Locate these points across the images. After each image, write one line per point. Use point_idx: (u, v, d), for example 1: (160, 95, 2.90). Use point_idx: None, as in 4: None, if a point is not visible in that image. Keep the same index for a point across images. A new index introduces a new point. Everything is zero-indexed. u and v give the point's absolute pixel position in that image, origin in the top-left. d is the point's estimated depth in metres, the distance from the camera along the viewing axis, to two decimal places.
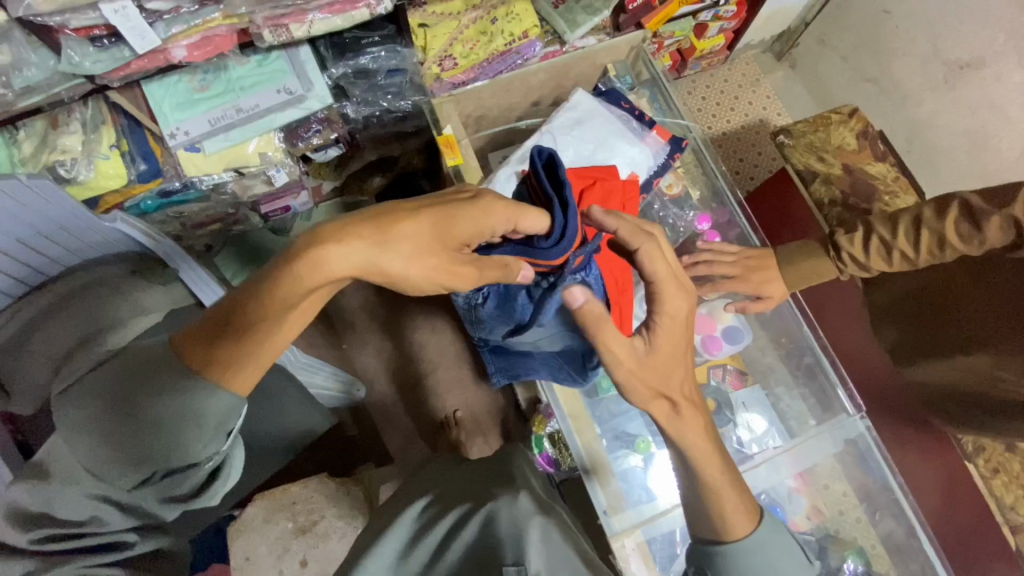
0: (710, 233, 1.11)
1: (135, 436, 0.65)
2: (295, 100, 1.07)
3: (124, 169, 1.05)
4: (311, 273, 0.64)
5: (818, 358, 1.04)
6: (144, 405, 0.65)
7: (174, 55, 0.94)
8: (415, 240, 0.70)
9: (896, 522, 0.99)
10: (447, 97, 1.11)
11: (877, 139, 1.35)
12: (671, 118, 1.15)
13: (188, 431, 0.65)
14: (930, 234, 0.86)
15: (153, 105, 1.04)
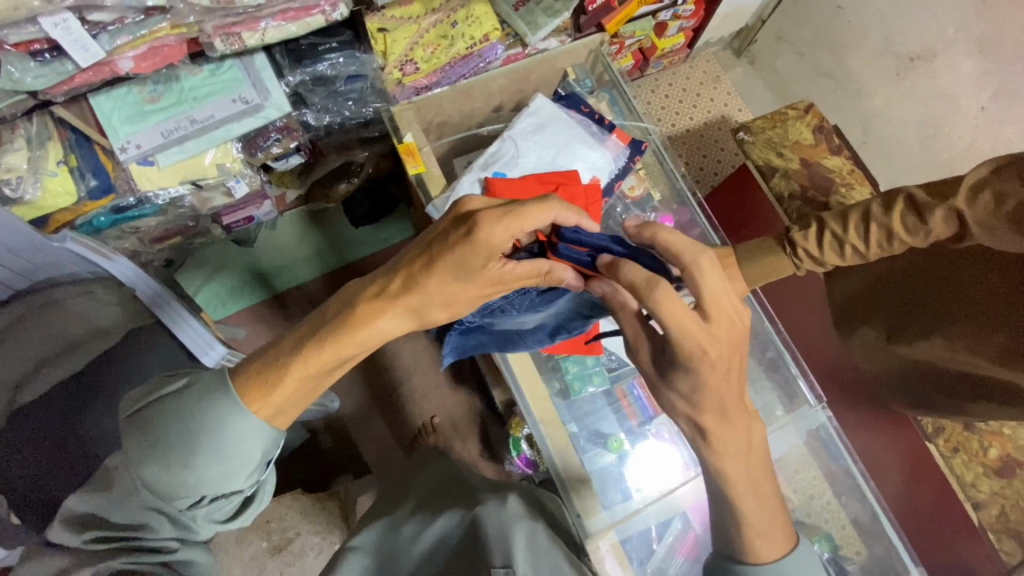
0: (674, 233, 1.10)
1: (188, 463, 0.62)
2: (252, 109, 1.05)
3: (73, 186, 1.01)
4: (355, 334, 0.66)
5: (780, 352, 1.08)
6: (195, 435, 0.62)
7: (121, 67, 0.91)
8: (438, 291, 0.70)
9: (863, 505, 1.03)
10: (407, 104, 1.10)
11: (832, 134, 1.40)
12: (630, 120, 1.17)
13: (235, 463, 0.63)
14: (878, 228, 0.89)
15: (102, 119, 1.00)
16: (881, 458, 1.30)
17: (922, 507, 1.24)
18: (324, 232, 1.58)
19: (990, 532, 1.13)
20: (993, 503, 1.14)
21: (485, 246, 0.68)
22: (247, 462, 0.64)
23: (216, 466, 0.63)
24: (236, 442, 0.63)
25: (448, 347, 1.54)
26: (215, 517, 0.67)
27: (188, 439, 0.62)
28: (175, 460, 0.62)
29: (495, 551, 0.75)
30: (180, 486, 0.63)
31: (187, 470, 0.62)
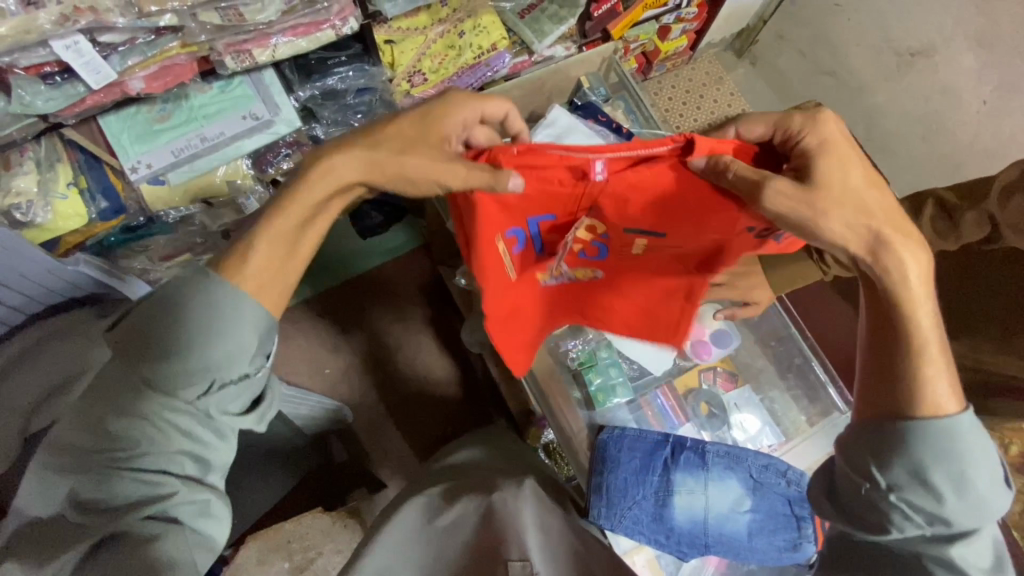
0: None
1: (175, 343, 0.59)
2: (263, 125, 1.04)
3: (84, 208, 1.00)
4: (321, 180, 0.63)
5: (809, 360, 1.09)
6: (165, 323, 0.59)
7: (132, 88, 0.88)
8: (408, 134, 0.66)
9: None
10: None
11: None
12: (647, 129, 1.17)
13: (206, 338, 0.59)
14: (908, 232, 0.91)
15: (111, 139, 0.99)
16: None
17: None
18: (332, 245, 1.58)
19: (1013, 528, 1.14)
20: (1015, 500, 1.15)
21: (483, 111, 0.71)
22: (244, 350, 0.61)
23: (189, 346, 0.59)
24: (220, 315, 0.60)
25: (460, 358, 1.55)
26: (232, 410, 0.63)
27: (173, 310, 0.59)
28: (169, 347, 0.59)
29: (512, 546, 0.73)
30: (183, 373, 0.59)
31: (175, 360, 0.59)
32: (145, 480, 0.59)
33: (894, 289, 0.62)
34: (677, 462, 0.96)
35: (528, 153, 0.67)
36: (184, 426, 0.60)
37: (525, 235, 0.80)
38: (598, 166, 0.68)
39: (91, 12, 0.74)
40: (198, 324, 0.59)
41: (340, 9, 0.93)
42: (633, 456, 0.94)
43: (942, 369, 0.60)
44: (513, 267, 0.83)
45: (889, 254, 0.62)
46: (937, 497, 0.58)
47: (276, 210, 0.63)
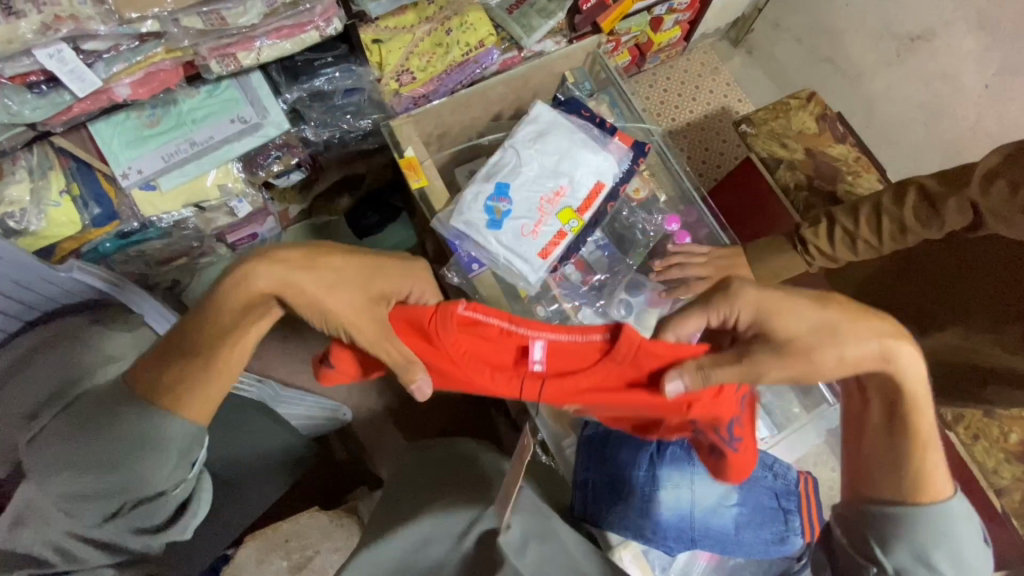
0: (681, 233, 1.11)
1: (111, 437, 0.75)
2: (251, 128, 1.05)
3: (77, 215, 1.01)
4: (236, 291, 0.69)
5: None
6: (121, 422, 0.75)
7: (118, 94, 0.89)
8: (346, 273, 0.71)
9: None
10: (406, 119, 1.11)
11: (836, 121, 1.38)
12: (632, 122, 1.18)
13: (140, 452, 0.75)
14: (890, 223, 0.89)
15: (102, 145, 1.00)
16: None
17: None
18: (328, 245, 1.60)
19: (1015, 518, 1.13)
20: (1015, 489, 1.14)
21: (413, 287, 0.77)
22: (177, 460, 0.77)
23: (131, 456, 0.75)
24: (152, 431, 0.75)
25: None
26: (185, 477, 0.79)
27: (108, 424, 0.76)
28: (113, 465, 0.75)
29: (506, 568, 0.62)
30: (139, 481, 0.76)
31: (143, 458, 0.75)
32: (113, 527, 0.76)
33: (910, 413, 0.68)
34: (664, 459, 0.94)
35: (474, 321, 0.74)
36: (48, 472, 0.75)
37: (458, 401, 0.78)
38: (542, 348, 0.72)
39: (72, 20, 0.75)
40: (141, 429, 0.75)
41: (324, 10, 0.93)
42: (617, 454, 0.92)
43: (931, 450, 0.68)
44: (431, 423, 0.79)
45: (895, 346, 0.65)
46: (941, 573, 0.65)
47: (212, 319, 0.71)
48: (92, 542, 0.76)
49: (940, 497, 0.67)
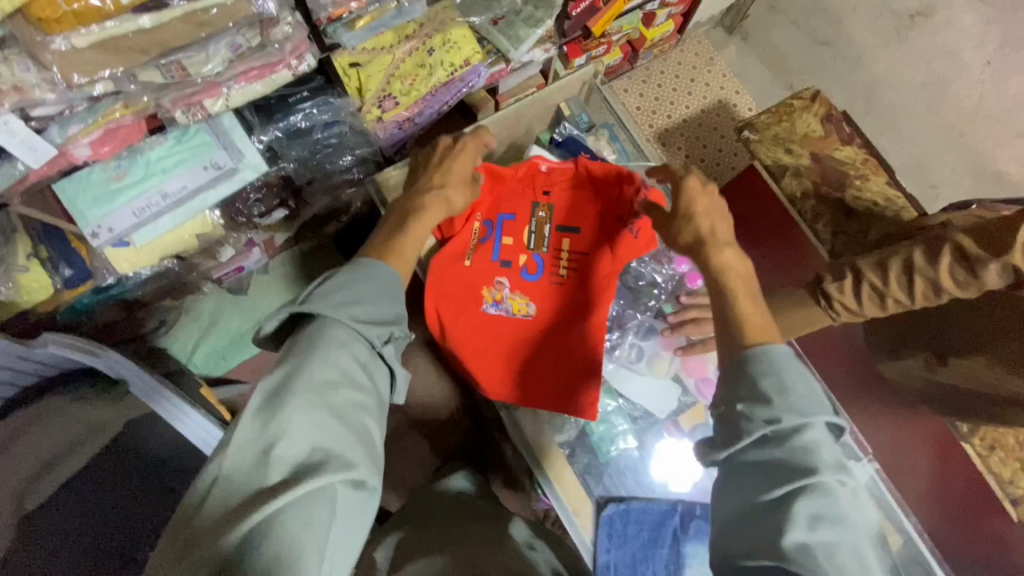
0: (692, 275, 1.07)
1: (321, 387, 0.60)
2: (226, 174, 0.98)
3: (48, 278, 0.96)
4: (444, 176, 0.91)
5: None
6: (311, 368, 0.60)
7: (77, 156, 0.81)
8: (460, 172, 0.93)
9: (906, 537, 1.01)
10: (392, 171, 1.10)
11: (842, 122, 1.32)
12: (636, 159, 1.13)
13: (325, 392, 0.60)
14: (924, 281, 0.86)
15: (67, 204, 0.92)
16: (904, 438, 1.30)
17: (949, 485, 1.23)
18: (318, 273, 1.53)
19: None
20: None
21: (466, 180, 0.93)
22: (332, 422, 0.59)
23: (310, 400, 0.59)
24: (319, 389, 0.60)
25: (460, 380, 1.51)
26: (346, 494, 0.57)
27: (298, 372, 0.60)
28: (293, 406, 0.58)
29: None
30: (287, 426, 0.57)
31: (311, 403, 0.59)
32: (314, 498, 0.54)
33: (721, 276, 0.74)
34: (691, 536, 0.95)
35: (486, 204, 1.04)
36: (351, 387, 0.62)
37: (494, 227, 1.03)
38: (550, 164, 1.04)
39: (15, 92, 0.67)
40: (324, 381, 0.60)
41: (294, 48, 0.85)
42: (640, 530, 0.95)
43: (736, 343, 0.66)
44: (474, 248, 1.02)
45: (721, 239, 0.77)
46: (768, 400, 0.57)
47: (402, 232, 0.81)
48: (232, 495, 0.54)
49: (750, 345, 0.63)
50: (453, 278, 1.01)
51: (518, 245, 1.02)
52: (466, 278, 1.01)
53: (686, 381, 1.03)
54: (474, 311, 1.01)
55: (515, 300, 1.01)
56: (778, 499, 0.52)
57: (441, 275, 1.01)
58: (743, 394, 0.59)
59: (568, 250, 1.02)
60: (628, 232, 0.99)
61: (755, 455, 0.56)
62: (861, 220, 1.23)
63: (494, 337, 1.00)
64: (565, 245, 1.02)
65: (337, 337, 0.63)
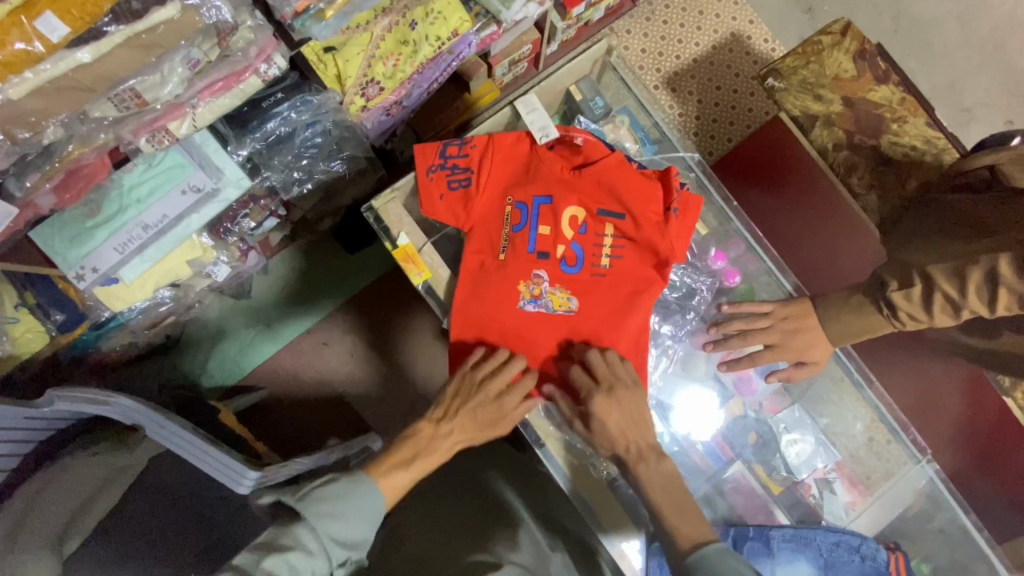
0: (728, 272, 1.01)
1: (337, 505, 0.66)
2: (208, 195, 0.89)
3: (40, 326, 0.91)
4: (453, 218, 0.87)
5: (875, 407, 1.01)
6: (331, 487, 0.67)
7: (43, 205, 0.74)
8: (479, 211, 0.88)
9: (950, 516, 0.97)
10: (390, 194, 0.87)
11: (876, 56, 1.18)
12: (665, 152, 1.03)
13: (337, 514, 0.66)
14: (1010, 294, 0.79)
15: (46, 249, 0.86)
16: (936, 391, 1.26)
17: (980, 430, 1.21)
18: (323, 268, 1.49)
19: None
20: None
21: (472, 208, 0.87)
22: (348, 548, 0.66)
23: (327, 523, 0.65)
24: (349, 507, 0.67)
25: None
26: None
27: (325, 489, 0.67)
28: (329, 515, 0.65)
29: None
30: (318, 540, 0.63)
31: (337, 526, 0.66)
32: None
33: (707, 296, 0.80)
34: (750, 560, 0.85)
35: (520, 193, 0.88)
36: (319, 570, 0.62)
37: (528, 213, 0.88)
38: (585, 138, 0.89)
39: None
40: (347, 499, 0.68)
41: (260, 51, 0.74)
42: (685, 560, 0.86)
43: None
44: (508, 239, 0.87)
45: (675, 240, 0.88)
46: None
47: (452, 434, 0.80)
48: None
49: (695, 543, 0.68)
50: (486, 287, 0.87)
51: (557, 234, 0.88)
52: (500, 272, 0.87)
53: (725, 378, 0.99)
54: (513, 312, 0.87)
55: (555, 295, 0.87)
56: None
57: (471, 272, 0.87)
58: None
59: (610, 236, 0.89)
60: (671, 216, 0.87)
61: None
62: (895, 169, 1.14)
63: (533, 340, 0.87)
64: (607, 231, 0.89)
65: (359, 478, 0.71)
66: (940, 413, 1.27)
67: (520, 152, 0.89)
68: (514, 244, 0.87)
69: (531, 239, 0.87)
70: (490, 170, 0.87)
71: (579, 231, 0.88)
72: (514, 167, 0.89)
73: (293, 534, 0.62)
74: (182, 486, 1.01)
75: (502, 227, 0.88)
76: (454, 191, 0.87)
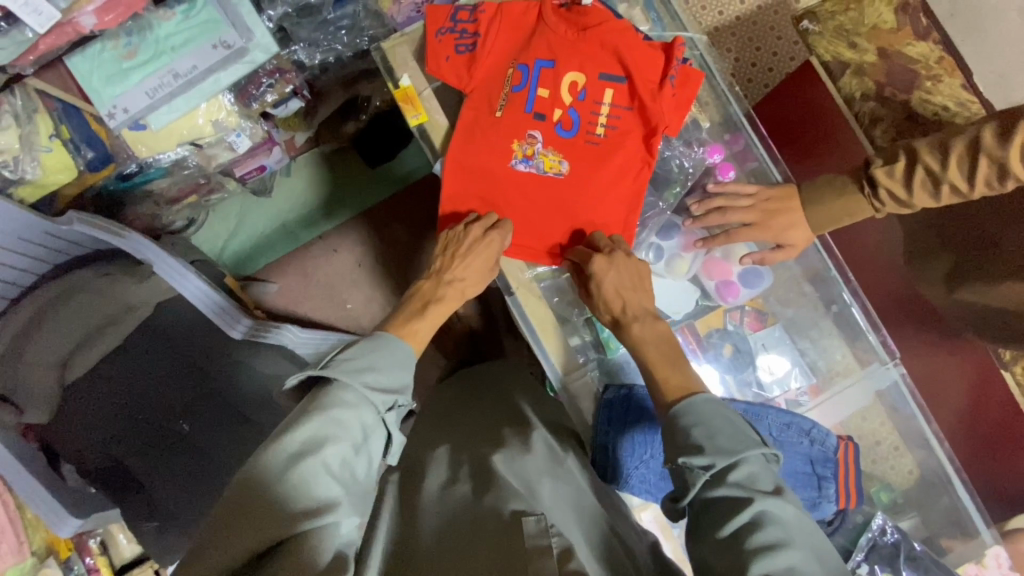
0: (723, 166, 1.00)
1: (359, 367, 0.69)
2: (236, 54, 0.93)
3: (70, 160, 0.97)
4: (454, 76, 0.91)
5: (848, 306, 1.03)
6: (351, 354, 0.70)
7: (84, 25, 0.84)
8: (483, 72, 0.92)
9: (925, 454, 1.02)
10: (399, 37, 0.94)
11: (919, 12, 1.15)
12: (671, 30, 1.02)
13: (359, 373, 0.69)
14: (989, 165, 0.76)
15: (82, 82, 0.91)
16: (942, 372, 1.16)
17: (985, 419, 1.12)
18: (339, 176, 1.51)
19: None
20: None
21: (475, 69, 0.91)
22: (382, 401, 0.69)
23: (350, 384, 0.67)
24: (376, 367, 0.71)
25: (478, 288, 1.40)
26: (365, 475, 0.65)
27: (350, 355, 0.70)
28: (355, 372, 0.69)
29: None
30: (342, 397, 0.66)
31: (374, 379, 0.70)
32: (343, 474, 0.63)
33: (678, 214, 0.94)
34: None
35: (523, 53, 0.91)
36: (367, 425, 0.66)
37: (528, 74, 0.91)
38: (591, 2, 0.91)
39: None
40: (370, 361, 0.71)
41: None
42: (639, 417, 0.90)
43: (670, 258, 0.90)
44: (508, 97, 0.91)
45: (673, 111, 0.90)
46: (703, 448, 0.64)
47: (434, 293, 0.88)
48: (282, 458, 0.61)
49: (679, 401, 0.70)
50: (481, 143, 0.92)
51: (556, 96, 0.91)
52: (498, 130, 0.92)
53: (706, 284, 0.99)
54: (504, 168, 0.92)
55: (547, 156, 0.92)
56: (734, 533, 0.59)
57: (470, 129, 0.92)
58: (680, 442, 0.66)
59: (608, 102, 0.92)
60: (666, 84, 0.89)
61: (704, 501, 0.63)
62: (924, 126, 1.09)
63: (520, 198, 0.93)
64: (606, 96, 0.92)
65: (377, 339, 0.74)
66: (945, 394, 1.18)
67: (528, 16, 0.92)
68: (513, 103, 0.91)
69: (529, 98, 0.91)
70: (496, 30, 0.91)
71: (577, 96, 0.91)
72: (520, 29, 0.92)
73: (336, 398, 0.66)
74: (182, 332, 1.07)
75: (502, 86, 0.92)
76: (460, 53, 0.91)
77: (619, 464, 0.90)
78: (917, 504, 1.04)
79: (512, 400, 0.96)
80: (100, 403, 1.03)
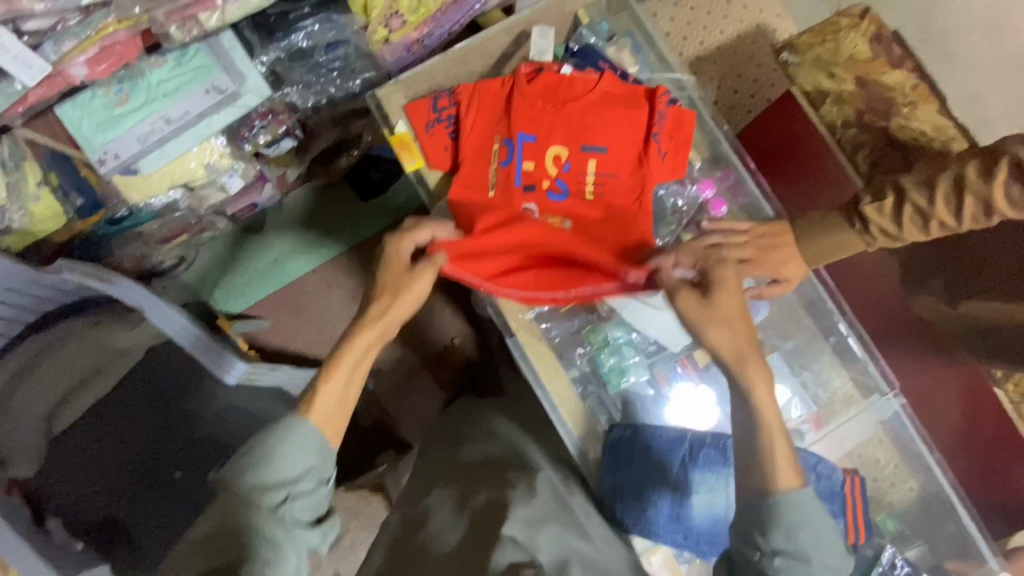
0: (716, 201, 1.01)
1: (265, 453, 0.67)
2: (229, 98, 0.94)
3: (59, 207, 0.97)
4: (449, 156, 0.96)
5: (845, 337, 1.04)
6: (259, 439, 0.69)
7: (75, 76, 0.85)
8: (471, 147, 0.95)
9: (927, 477, 1.02)
10: (394, 84, 0.95)
11: (893, 43, 1.19)
12: (660, 71, 1.05)
13: (264, 455, 0.67)
14: (975, 201, 0.79)
15: (73, 131, 0.91)
16: (937, 393, 1.16)
17: (979, 437, 1.12)
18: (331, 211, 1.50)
19: None
20: None
21: (465, 139, 0.95)
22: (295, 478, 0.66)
23: (257, 470, 0.66)
24: (289, 447, 0.68)
25: (473, 319, 1.39)
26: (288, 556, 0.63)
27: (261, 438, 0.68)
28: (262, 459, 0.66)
29: None
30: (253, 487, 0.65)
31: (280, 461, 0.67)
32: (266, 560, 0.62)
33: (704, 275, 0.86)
34: (699, 462, 0.92)
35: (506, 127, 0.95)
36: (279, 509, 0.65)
37: (513, 148, 0.94)
38: (568, 74, 0.96)
39: None
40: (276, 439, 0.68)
41: None
42: (644, 456, 0.91)
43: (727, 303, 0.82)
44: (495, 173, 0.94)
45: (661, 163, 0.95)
46: (794, 554, 0.66)
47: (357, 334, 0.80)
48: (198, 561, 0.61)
49: (787, 487, 0.68)
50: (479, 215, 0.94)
51: (543, 166, 0.94)
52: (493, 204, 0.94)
53: None
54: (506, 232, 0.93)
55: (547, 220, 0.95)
56: None
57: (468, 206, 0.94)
58: (776, 544, 0.66)
59: (592, 170, 0.95)
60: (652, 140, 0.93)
61: None
62: (905, 152, 1.13)
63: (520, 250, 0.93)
64: (593, 158, 0.95)
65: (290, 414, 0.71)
66: (941, 414, 1.18)
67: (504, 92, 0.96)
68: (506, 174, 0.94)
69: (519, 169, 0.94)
70: (475, 113, 0.95)
71: (564, 163, 0.95)
72: (502, 100, 0.96)
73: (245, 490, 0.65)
74: (174, 378, 1.05)
75: (491, 162, 0.95)
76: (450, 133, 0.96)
77: (622, 506, 0.89)
78: (921, 529, 1.04)
79: (517, 439, 0.95)
80: (91, 458, 1.00)
